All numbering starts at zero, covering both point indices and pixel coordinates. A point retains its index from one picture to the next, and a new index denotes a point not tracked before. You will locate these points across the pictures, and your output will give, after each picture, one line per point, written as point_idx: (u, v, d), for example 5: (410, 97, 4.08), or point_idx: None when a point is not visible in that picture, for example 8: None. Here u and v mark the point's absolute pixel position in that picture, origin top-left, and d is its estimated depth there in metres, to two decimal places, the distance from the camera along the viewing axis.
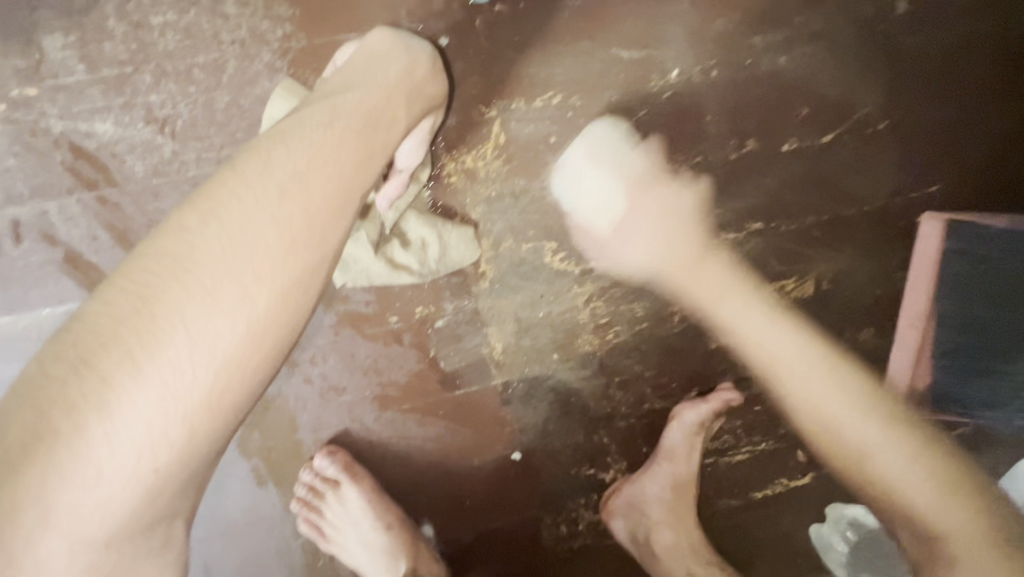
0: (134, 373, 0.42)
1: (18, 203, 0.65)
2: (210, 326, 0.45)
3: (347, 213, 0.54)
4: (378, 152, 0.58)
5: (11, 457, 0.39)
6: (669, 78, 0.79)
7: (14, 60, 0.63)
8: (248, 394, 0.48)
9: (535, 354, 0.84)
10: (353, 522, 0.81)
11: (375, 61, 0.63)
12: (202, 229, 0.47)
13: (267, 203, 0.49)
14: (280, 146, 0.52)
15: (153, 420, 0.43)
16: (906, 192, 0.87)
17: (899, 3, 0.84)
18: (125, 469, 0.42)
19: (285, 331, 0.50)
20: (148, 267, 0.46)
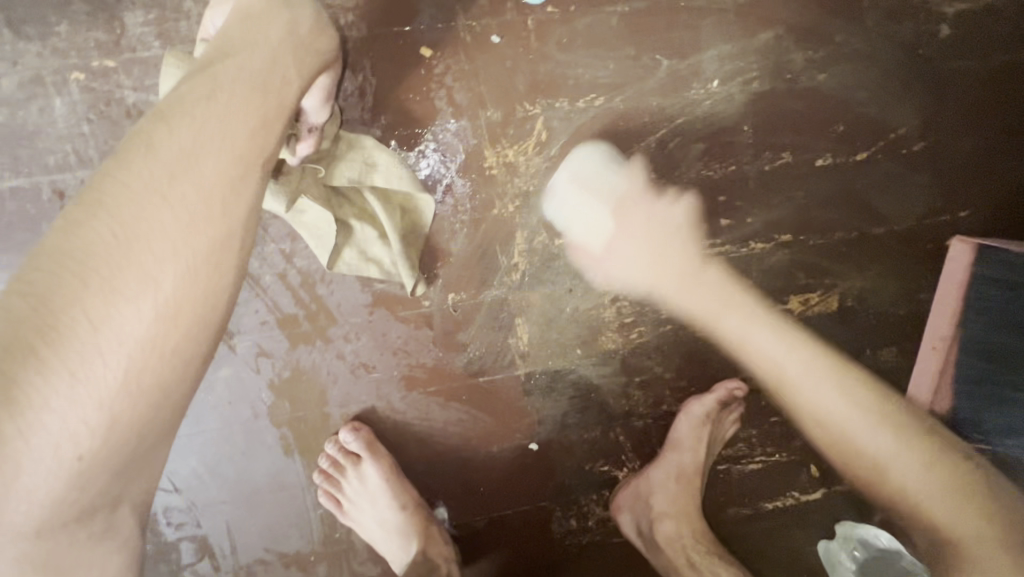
0: (35, 371, 0.36)
1: (89, 166, 0.69)
2: (119, 310, 0.39)
3: (252, 182, 0.47)
4: (276, 115, 0.49)
5: None
6: (709, 87, 0.81)
7: (98, 33, 0.67)
8: (177, 378, 0.42)
9: (558, 347, 0.86)
10: (370, 498, 0.83)
11: (253, 17, 0.52)
12: (93, 216, 0.40)
13: (156, 182, 0.42)
14: (163, 120, 0.45)
15: (68, 413, 0.37)
16: (934, 214, 0.89)
17: (943, 26, 0.85)
18: (42, 465, 0.37)
19: (209, 307, 0.44)
20: (34, 263, 0.39)
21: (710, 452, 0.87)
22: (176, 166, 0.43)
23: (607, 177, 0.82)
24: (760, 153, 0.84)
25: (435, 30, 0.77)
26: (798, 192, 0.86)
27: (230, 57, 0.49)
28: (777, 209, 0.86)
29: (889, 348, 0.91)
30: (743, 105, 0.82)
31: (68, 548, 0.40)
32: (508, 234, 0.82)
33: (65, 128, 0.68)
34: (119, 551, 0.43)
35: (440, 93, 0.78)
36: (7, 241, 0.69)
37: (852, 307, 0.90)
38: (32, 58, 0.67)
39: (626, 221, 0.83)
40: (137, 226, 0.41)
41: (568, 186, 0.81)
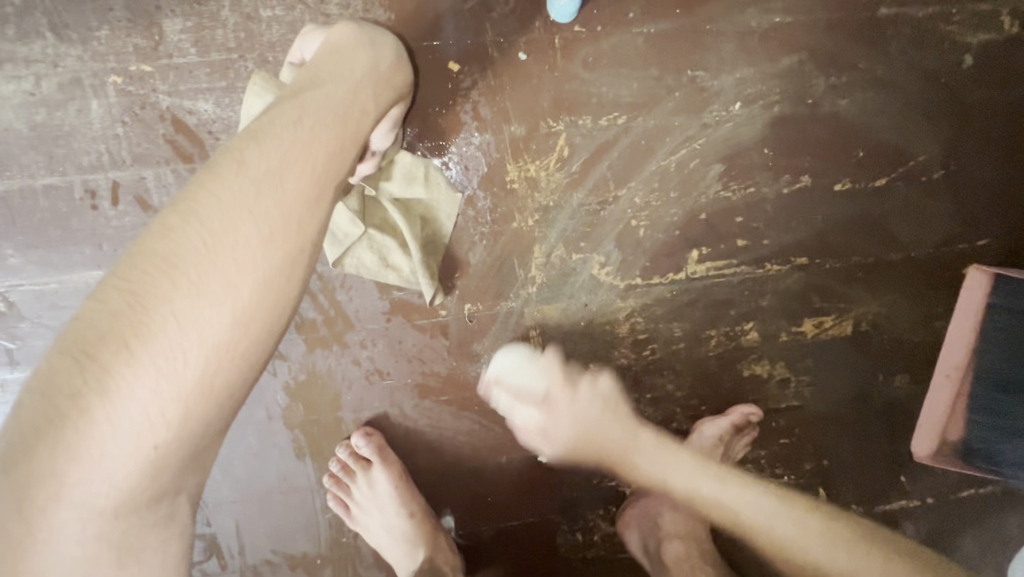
0: (130, 361, 0.41)
1: (121, 167, 0.70)
2: (200, 315, 0.44)
3: (324, 203, 0.52)
4: (350, 143, 0.55)
5: (28, 439, 0.38)
6: (731, 109, 0.82)
7: (136, 38, 0.69)
8: (241, 380, 0.46)
9: (571, 361, 0.86)
10: (379, 505, 0.84)
11: (339, 55, 0.60)
12: (186, 223, 0.45)
13: (244, 197, 0.47)
14: (253, 143, 0.50)
15: (150, 403, 0.41)
16: (953, 242, 0.89)
17: (967, 56, 0.85)
18: (126, 448, 0.41)
19: (276, 316, 0.48)
20: (135, 263, 0.44)
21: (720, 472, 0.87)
22: (263, 183, 0.48)
23: (533, 379, 0.85)
24: (779, 176, 0.85)
25: (462, 45, 0.78)
26: (815, 215, 0.86)
27: (316, 90, 0.55)
28: (794, 232, 0.86)
29: (901, 374, 0.91)
30: (763, 128, 0.83)
31: (137, 531, 0.43)
32: (526, 247, 0.82)
33: (100, 130, 0.69)
34: (178, 535, 0.46)
35: (466, 107, 0.79)
36: (39, 237, 0.71)
37: (867, 332, 0.90)
38: (71, 61, 0.68)
39: (644, 238, 0.84)
40: (220, 240, 0.45)
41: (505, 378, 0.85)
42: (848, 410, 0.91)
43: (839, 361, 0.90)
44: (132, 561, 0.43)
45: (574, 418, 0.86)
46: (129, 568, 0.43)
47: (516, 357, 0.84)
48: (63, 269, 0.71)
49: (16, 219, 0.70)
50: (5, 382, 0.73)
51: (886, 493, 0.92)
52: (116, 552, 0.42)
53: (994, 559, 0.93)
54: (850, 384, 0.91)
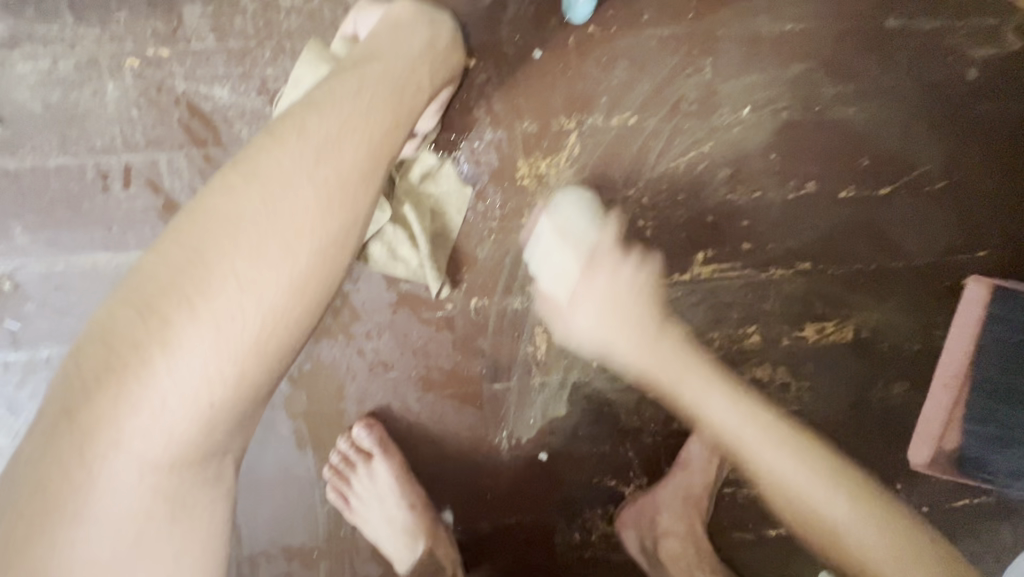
0: (191, 316, 0.44)
1: (134, 150, 0.70)
2: (259, 276, 0.46)
3: (377, 176, 0.54)
4: (404, 117, 0.57)
5: (90, 383, 0.41)
6: (739, 114, 0.83)
7: (155, 23, 0.69)
8: (291, 344, 0.48)
9: (575, 359, 0.87)
10: (379, 497, 0.84)
11: (399, 32, 0.63)
12: (247, 187, 0.48)
13: (303, 166, 0.49)
14: (316, 112, 0.52)
15: (210, 358, 0.44)
16: (954, 251, 0.90)
17: (971, 68, 0.87)
18: (185, 400, 0.43)
19: (329, 283, 0.50)
20: (197, 221, 0.47)
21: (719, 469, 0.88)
22: (322, 154, 0.50)
23: (585, 233, 0.80)
24: (785, 182, 0.86)
25: (477, 40, 0.78)
26: (821, 221, 0.87)
27: (376, 65, 0.58)
28: (797, 236, 0.87)
29: (898, 383, 0.92)
30: (770, 134, 0.84)
31: (189, 486, 0.46)
32: (534, 244, 0.83)
33: (115, 112, 0.70)
34: (223, 494, 0.49)
35: (480, 103, 0.79)
36: (48, 217, 0.71)
37: (868, 339, 0.91)
38: (89, 43, 0.68)
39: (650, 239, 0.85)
40: (279, 206, 0.48)
41: (551, 235, 0.80)
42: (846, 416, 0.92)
43: (840, 366, 0.91)
44: (184, 514, 0.46)
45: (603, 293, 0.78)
46: (180, 522, 0.46)
47: (573, 205, 0.81)
48: (71, 251, 0.72)
49: (25, 199, 0.70)
50: (8, 363, 0.73)
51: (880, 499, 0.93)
52: (169, 501, 0.45)
53: (987, 566, 0.94)
54: (849, 388, 0.92)
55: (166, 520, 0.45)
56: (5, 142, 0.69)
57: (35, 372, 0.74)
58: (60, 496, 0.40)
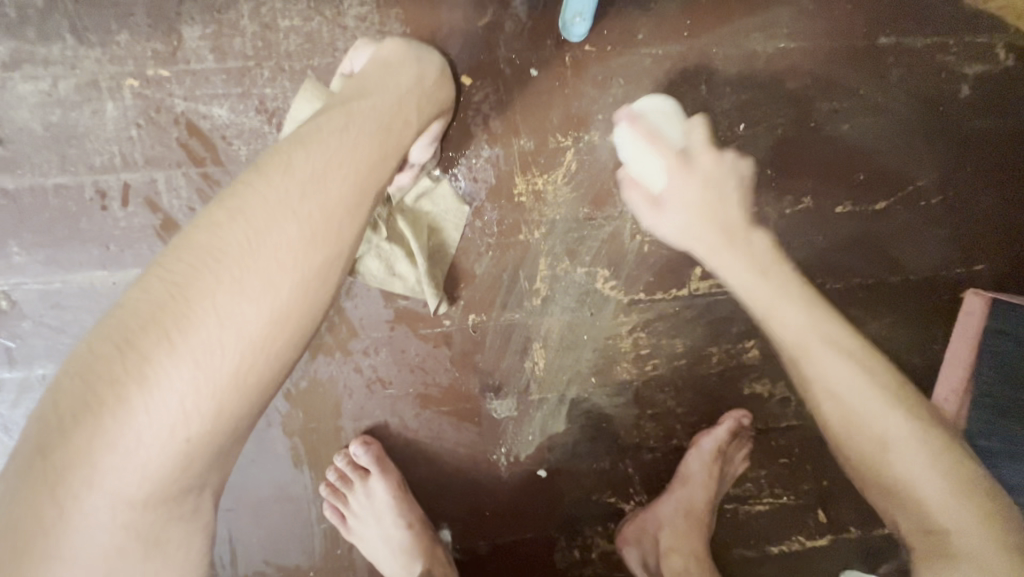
0: (169, 352, 0.43)
1: (132, 169, 0.71)
2: (238, 310, 0.46)
3: (364, 209, 0.53)
4: (391, 152, 0.57)
5: (66, 419, 0.41)
6: (735, 130, 0.84)
7: (155, 44, 0.69)
8: (271, 379, 0.48)
9: (574, 374, 0.86)
10: (376, 515, 0.83)
11: (388, 69, 0.63)
12: (231, 223, 0.48)
13: (287, 199, 0.49)
14: (302, 147, 0.52)
15: (187, 394, 0.43)
16: (951, 267, 0.90)
17: (962, 86, 0.87)
18: (161, 436, 0.43)
19: (310, 317, 0.50)
20: (180, 256, 0.47)
21: (719, 485, 0.87)
22: (306, 188, 0.50)
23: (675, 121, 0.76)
24: (782, 197, 0.86)
25: (474, 58, 0.78)
26: (818, 236, 0.88)
27: (364, 100, 0.58)
28: (795, 251, 0.87)
29: None
30: (765, 150, 0.85)
31: (164, 523, 0.46)
32: (531, 260, 0.83)
33: (114, 132, 0.70)
34: (201, 530, 0.49)
35: (477, 120, 0.80)
36: (46, 235, 0.71)
37: None
38: (89, 63, 0.68)
39: (648, 254, 0.85)
40: (261, 240, 0.47)
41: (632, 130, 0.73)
42: None
43: None
44: (158, 551, 0.46)
45: (701, 186, 0.76)
46: (155, 558, 0.46)
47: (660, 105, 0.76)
48: (68, 269, 0.72)
49: (24, 218, 0.70)
50: (2, 382, 0.73)
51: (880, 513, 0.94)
52: (146, 539, 0.45)
53: None
54: None
55: (143, 559, 0.45)
56: (5, 161, 0.69)
57: (29, 391, 0.74)
58: (32, 532, 0.40)
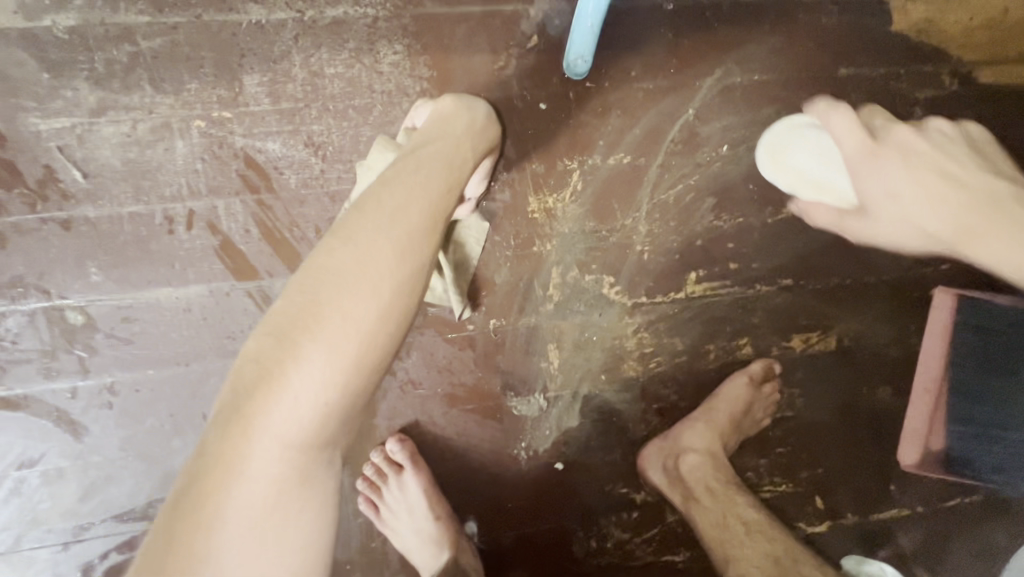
0: (310, 338, 0.53)
1: (197, 197, 0.81)
2: (357, 304, 0.55)
3: (439, 229, 0.63)
4: (454, 183, 0.67)
5: (243, 391, 0.52)
6: (720, 151, 0.95)
7: (219, 90, 0.80)
8: (384, 357, 0.57)
9: (586, 373, 0.96)
10: (408, 509, 0.90)
11: (444, 121, 0.75)
12: (345, 242, 0.58)
13: (384, 222, 0.60)
14: (387, 186, 0.63)
15: (325, 369, 0.53)
16: (918, 267, 1.02)
17: (917, 108, 0.99)
18: (307, 402, 0.52)
19: (409, 310, 0.59)
20: (311, 269, 0.58)
21: (743, 413, 0.96)
22: (397, 213, 0.60)
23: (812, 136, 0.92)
24: (764, 208, 0.97)
25: (491, 93, 0.88)
26: (799, 242, 0.99)
27: (430, 146, 0.69)
28: (778, 256, 0.98)
29: (882, 387, 1.04)
30: (747, 168, 0.96)
31: (311, 468, 0.55)
32: (544, 270, 0.93)
33: (182, 165, 0.80)
34: (332, 477, 0.58)
35: None
36: (120, 257, 0.81)
37: (849, 348, 1.03)
38: (162, 108, 0.79)
39: (648, 262, 0.95)
40: (369, 251, 0.57)
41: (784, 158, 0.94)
42: (835, 421, 1.03)
43: (821, 372, 1.02)
44: (306, 485, 0.55)
45: (918, 184, 0.85)
46: (304, 490, 0.55)
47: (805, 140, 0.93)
48: (140, 285, 0.82)
49: (102, 243, 0.80)
50: (77, 389, 0.82)
51: (866, 493, 1.04)
52: (292, 489, 0.53)
53: (945, 548, 1.06)
54: (834, 396, 1.03)
55: (293, 502, 0.54)
56: (89, 192, 0.79)
57: (102, 397, 0.83)
58: (223, 469, 0.50)
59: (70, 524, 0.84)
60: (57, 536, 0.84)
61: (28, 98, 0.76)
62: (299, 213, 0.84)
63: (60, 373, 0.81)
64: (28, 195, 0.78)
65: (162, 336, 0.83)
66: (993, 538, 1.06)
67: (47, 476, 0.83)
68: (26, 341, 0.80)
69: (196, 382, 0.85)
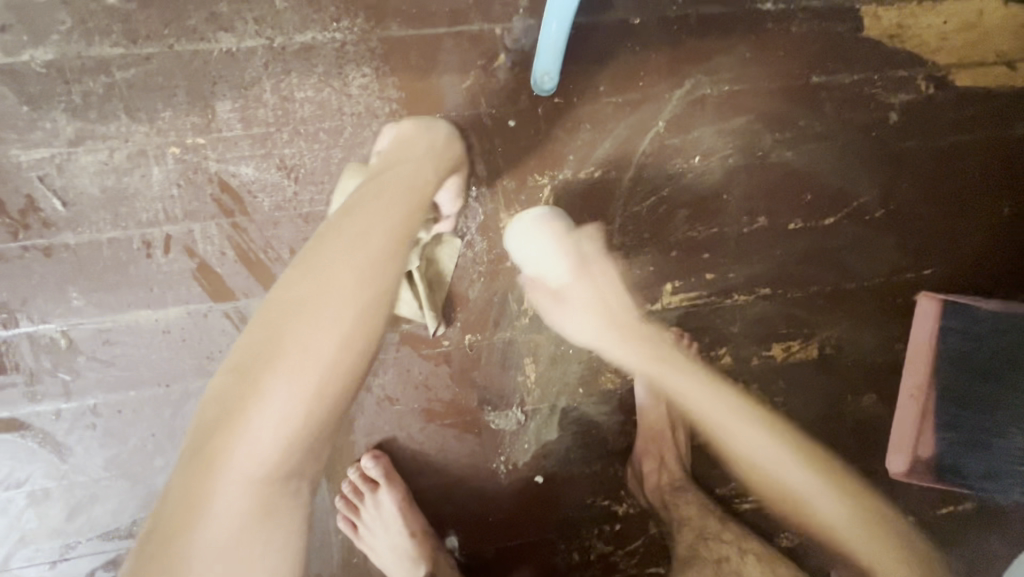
0: (268, 373, 0.54)
1: (174, 222, 0.83)
2: (314, 339, 0.55)
3: (402, 254, 0.61)
4: (417, 206, 0.65)
5: (210, 426, 0.54)
6: (692, 163, 0.95)
7: (192, 118, 0.82)
8: (346, 386, 0.57)
9: (563, 386, 0.96)
10: (384, 525, 0.90)
11: (405, 146, 0.75)
12: (303, 276, 0.58)
13: (340, 252, 0.58)
14: (347, 216, 0.62)
15: (283, 404, 0.53)
16: (899, 273, 1.01)
17: (892, 114, 0.99)
18: (267, 434, 0.53)
19: (372, 339, 0.58)
20: (272, 306, 0.58)
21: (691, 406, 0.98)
22: (354, 243, 0.59)
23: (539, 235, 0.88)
24: (738, 218, 0.97)
25: (460, 112, 0.88)
26: (776, 251, 0.98)
27: (392, 171, 0.68)
28: (754, 266, 0.98)
29: (867, 395, 1.04)
30: (719, 179, 0.96)
31: (277, 495, 0.56)
32: (517, 285, 0.93)
33: (158, 192, 0.82)
34: (303, 501, 0.59)
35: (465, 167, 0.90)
36: (100, 281, 0.83)
37: (830, 356, 1.02)
38: (138, 136, 0.81)
39: (622, 274, 0.95)
40: (325, 284, 0.57)
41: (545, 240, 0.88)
42: (820, 429, 1.03)
43: (804, 381, 1.02)
44: (274, 513, 0.56)
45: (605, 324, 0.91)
46: (271, 518, 0.56)
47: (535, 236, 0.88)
48: (120, 309, 0.84)
49: (81, 268, 0.82)
50: (60, 412, 0.84)
51: None
52: (256, 520, 0.55)
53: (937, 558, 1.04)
54: (817, 404, 1.02)
55: (258, 531, 0.55)
56: (68, 220, 0.81)
57: (85, 419, 0.85)
58: (192, 501, 0.52)
59: (57, 543, 0.86)
60: (44, 555, 0.86)
61: (9, 130, 0.79)
62: (274, 234, 0.85)
63: (44, 397, 0.84)
64: (10, 224, 0.80)
65: (142, 358, 0.85)
66: (987, 546, 1.04)
67: (33, 497, 0.85)
68: (11, 366, 0.82)
69: (177, 403, 0.87)
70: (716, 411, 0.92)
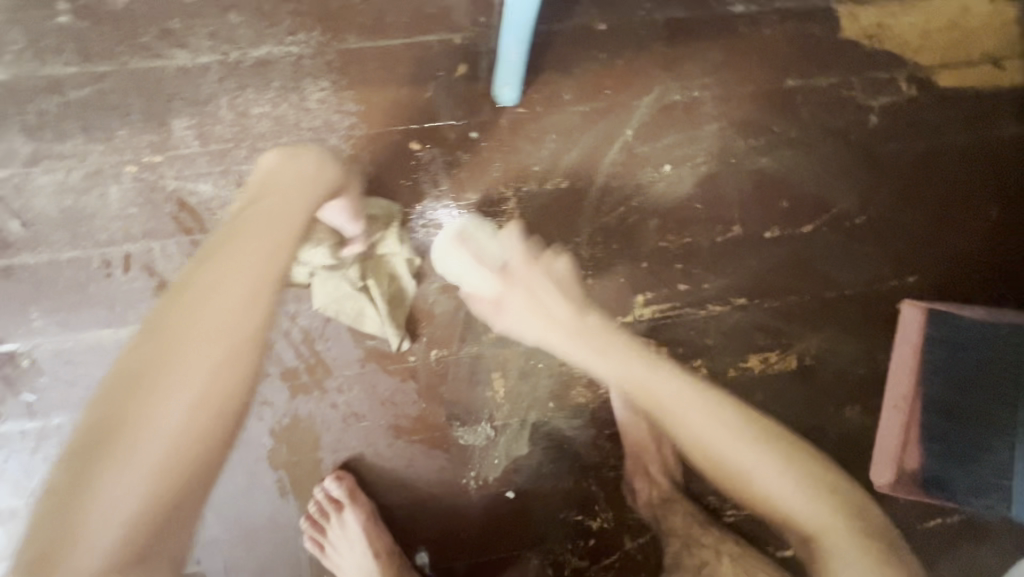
0: (110, 449, 0.46)
1: (133, 240, 0.82)
2: (166, 401, 0.49)
3: (266, 297, 0.55)
4: (284, 244, 0.58)
5: (37, 526, 0.45)
6: (662, 171, 0.92)
7: (149, 136, 0.81)
8: (213, 445, 0.52)
9: (533, 401, 0.94)
10: (349, 545, 0.90)
11: (267, 181, 0.64)
12: (148, 338, 0.51)
13: (192, 305, 0.52)
14: (199, 266, 0.55)
15: (132, 479, 0.47)
16: (883, 280, 0.98)
17: (871, 117, 0.96)
18: (114, 517, 0.46)
19: (237, 391, 0.53)
20: (114, 375, 0.50)
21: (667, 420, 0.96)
22: (207, 293, 0.53)
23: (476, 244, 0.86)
24: (711, 227, 0.94)
25: (421, 125, 0.87)
26: (752, 260, 0.96)
27: (254, 211, 0.60)
28: (730, 275, 0.95)
29: (852, 407, 0.98)
30: (691, 187, 0.93)
31: None
32: None
33: (116, 210, 0.82)
34: None
35: (427, 179, 0.88)
36: (60, 301, 0.82)
37: (812, 366, 0.98)
38: (95, 155, 0.81)
39: (592, 286, 0.93)
40: (175, 342, 0.51)
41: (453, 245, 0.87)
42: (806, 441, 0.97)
43: (787, 395, 0.97)
44: None
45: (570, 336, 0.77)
46: None
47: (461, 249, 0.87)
48: (80, 328, 0.83)
49: (41, 288, 0.82)
50: (24, 432, 0.84)
51: None
52: None
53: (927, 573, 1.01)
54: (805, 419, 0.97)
55: None
56: (27, 240, 0.81)
57: (47, 439, 0.84)
58: None
59: None
60: None
61: None
62: None
63: (7, 417, 0.83)
64: None
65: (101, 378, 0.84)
66: (981, 562, 1.00)
67: None
68: None
69: None
70: (722, 441, 0.69)
